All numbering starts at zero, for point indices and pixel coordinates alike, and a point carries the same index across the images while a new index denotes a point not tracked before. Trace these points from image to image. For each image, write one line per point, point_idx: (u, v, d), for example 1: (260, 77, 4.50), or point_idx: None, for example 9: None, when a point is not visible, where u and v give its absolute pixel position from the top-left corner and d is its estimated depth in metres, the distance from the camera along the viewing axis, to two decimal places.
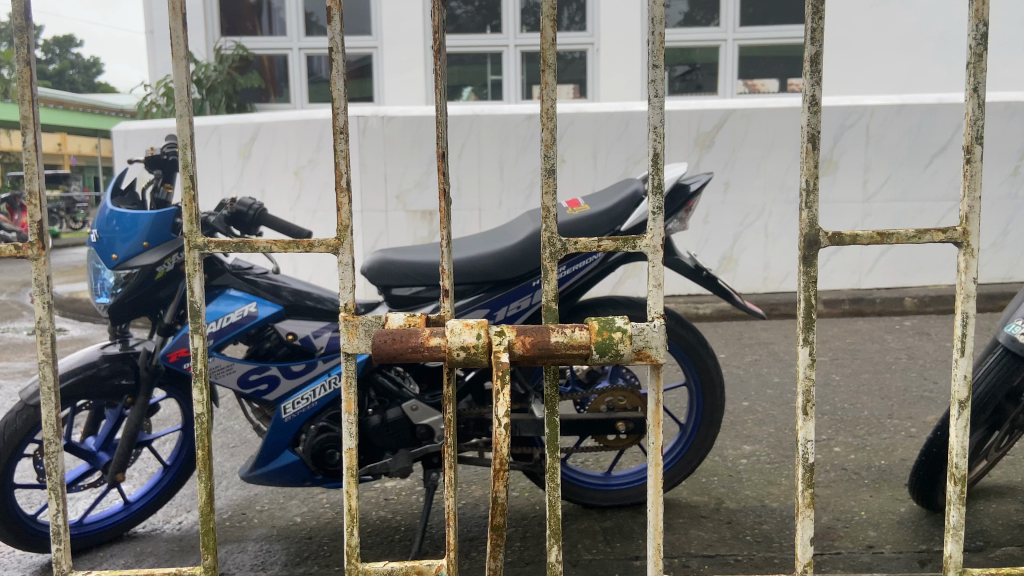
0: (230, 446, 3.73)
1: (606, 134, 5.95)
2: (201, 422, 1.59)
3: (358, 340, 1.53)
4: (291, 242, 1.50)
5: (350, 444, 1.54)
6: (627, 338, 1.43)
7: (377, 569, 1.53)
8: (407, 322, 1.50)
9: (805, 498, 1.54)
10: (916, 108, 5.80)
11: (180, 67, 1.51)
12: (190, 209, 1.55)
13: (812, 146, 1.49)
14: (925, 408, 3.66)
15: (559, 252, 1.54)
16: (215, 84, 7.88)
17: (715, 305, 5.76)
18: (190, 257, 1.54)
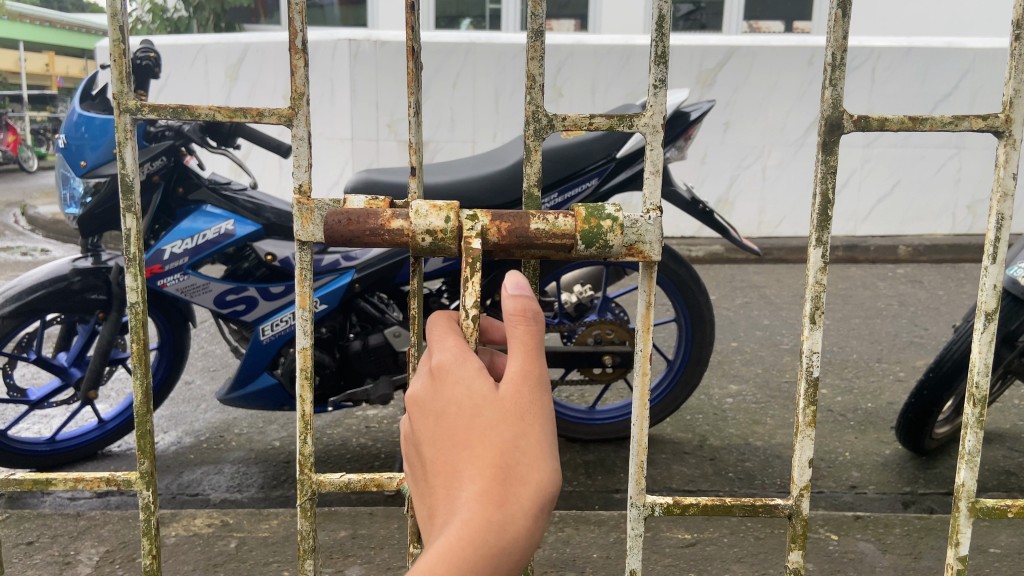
0: (212, 369, 3.68)
1: (606, 67, 5.77)
2: (136, 313, 1.27)
3: (315, 228, 1.19)
4: (237, 110, 1.21)
5: (303, 344, 1.27)
6: (620, 228, 1.05)
7: (332, 482, 1.27)
8: (368, 205, 1.12)
9: (806, 416, 1.29)
10: (923, 52, 5.64)
11: None
12: (120, 63, 1.19)
13: (841, 14, 1.18)
14: (914, 354, 3.63)
15: (545, 132, 1.24)
16: (202, 2, 7.58)
17: (708, 249, 5.69)
18: (119, 122, 1.21)
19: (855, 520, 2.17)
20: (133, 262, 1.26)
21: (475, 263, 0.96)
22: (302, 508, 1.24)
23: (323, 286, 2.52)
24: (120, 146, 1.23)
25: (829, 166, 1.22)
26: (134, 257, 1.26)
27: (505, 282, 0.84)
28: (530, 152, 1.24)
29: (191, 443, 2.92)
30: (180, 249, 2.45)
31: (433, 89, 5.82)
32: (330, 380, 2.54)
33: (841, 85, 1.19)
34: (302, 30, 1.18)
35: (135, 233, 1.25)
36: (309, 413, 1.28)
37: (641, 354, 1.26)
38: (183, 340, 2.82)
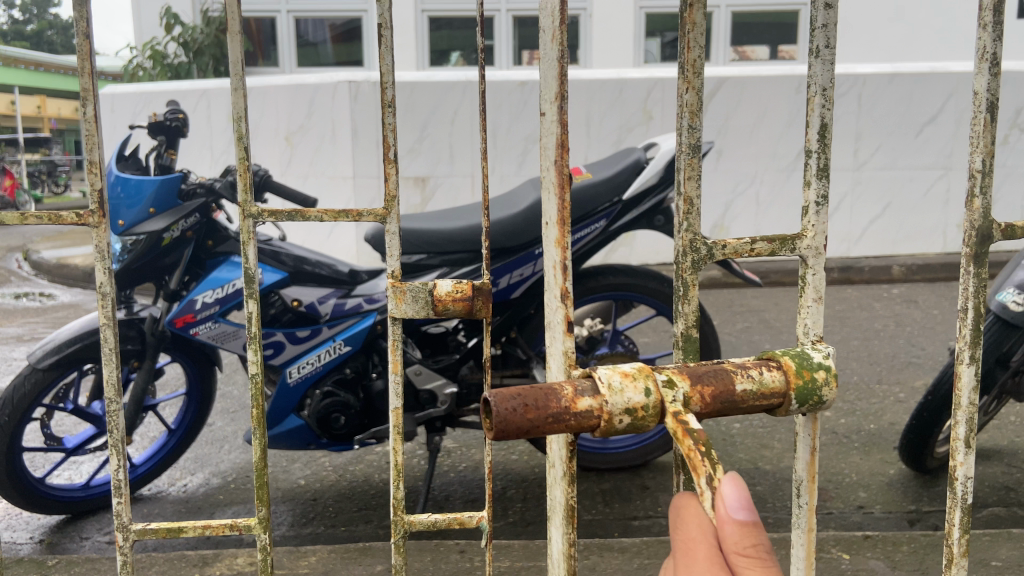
0: (231, 410, 3.77)
1: (600, 101, 5.94)
2: (256, 382, 1.37)
3: (407, 305, 1.36)
4: (342, 212, 1.36)
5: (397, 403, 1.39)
6: (833, 380, 0.92)
7: (421, 522, 1.39)
8: (454, 289, 1.37)
9: (960, 547, 1.24)
10: (907, 78, 5.83)
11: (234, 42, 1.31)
12: (245, 176, 1.28)
13: (990, 117, 1.14)
14: (912, 374, 3.75)
15: (702, 261, 1.13)
16: (202, 47, 7.77)
17: (706, 274, 5.81)
18: (244, 226, 1.28)
19: (866, 539, 2.27)
20: (254, 339, 1.35)
21: (711, 453, 0.74)
22: (397, 545, 1.34)
23: (346, 329, 2.63)
24: (244, 245, 1.30)
25: (982, 278, 1.18)
26: (256, 336, 1.35)
27: (734, 489, 0.69)
28: (687, 285, 1.13)
29: (219, 484, 3.01)
30: (211, 299, 2.55)
31: (432, 126, 5.97)
32: (355, 420, 2.61)
33: (991, 193, 1.18)
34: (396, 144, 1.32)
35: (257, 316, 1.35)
36: (401, 460, 1.41)
37: (806, 506, 1.20)
38: (211, 385, 2.91)
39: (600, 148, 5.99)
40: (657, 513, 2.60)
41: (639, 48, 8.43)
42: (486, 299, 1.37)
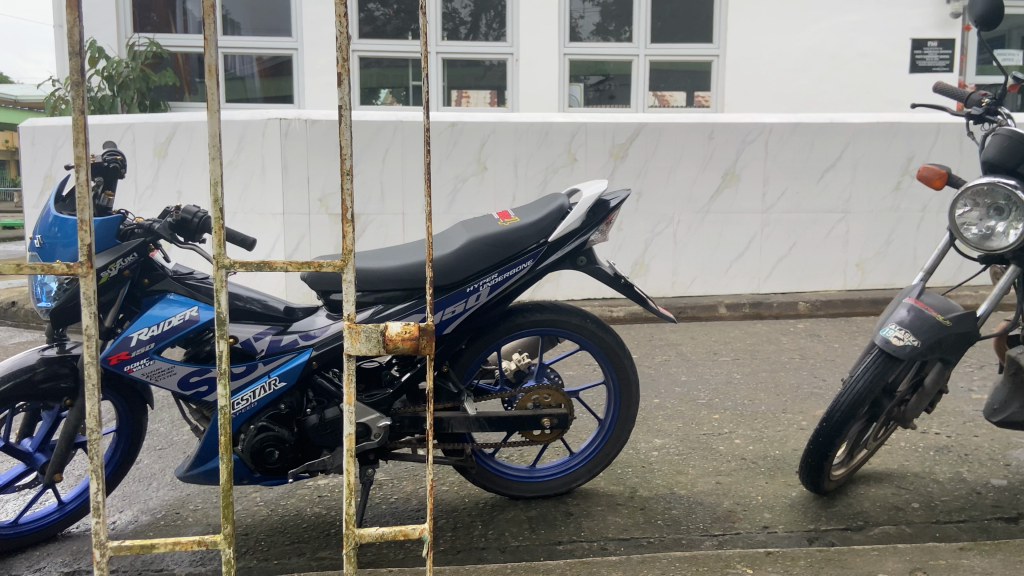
0: (158, 447, 3.76)
1: (526, 143, 6.17)
2: (225, 414, 1.65)
3: (362, 343, 1.65)
4: (304, 263, 1.59)
5: (351, 429, 1.70)
6: None
7: (371, 534, 1.66)
8: (403, 328, 1.68)
9: None
10: (809, 127, 6.28)
11: (215, 118, 1.52)
12: (219, 231, 1.55)
13: None
14: (814, 403, 4.04)
15: None
16: (127, 81, 7.70)
17: (628, 309, 6.06)
18: (217, 276, 1.56)
19: (767, 555, 2.48)
20: (223, 375, 1.63)
21: None
22: (348, 556, 1.63)
23: (282, 364, 2.69)
24: (217, 291, 1.59)
25: None
26: (224, 371, 1.63)
27: None
28: None
29: (148, 521, 3.02)
30: (146, 336, 2.62)
31: (362, 164, 6.09)
32: (289, 454, 2.69)
33: None
34: (353, 205, 1.58)
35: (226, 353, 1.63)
36: (353, 480, 1.68)
37: None
38: (141, 422, 2.94)
39: (526, 189, 6.23)
40: (580, 537, 2.75)
41: (564, 92, 8.77)
42: (429, 337, 1.69)
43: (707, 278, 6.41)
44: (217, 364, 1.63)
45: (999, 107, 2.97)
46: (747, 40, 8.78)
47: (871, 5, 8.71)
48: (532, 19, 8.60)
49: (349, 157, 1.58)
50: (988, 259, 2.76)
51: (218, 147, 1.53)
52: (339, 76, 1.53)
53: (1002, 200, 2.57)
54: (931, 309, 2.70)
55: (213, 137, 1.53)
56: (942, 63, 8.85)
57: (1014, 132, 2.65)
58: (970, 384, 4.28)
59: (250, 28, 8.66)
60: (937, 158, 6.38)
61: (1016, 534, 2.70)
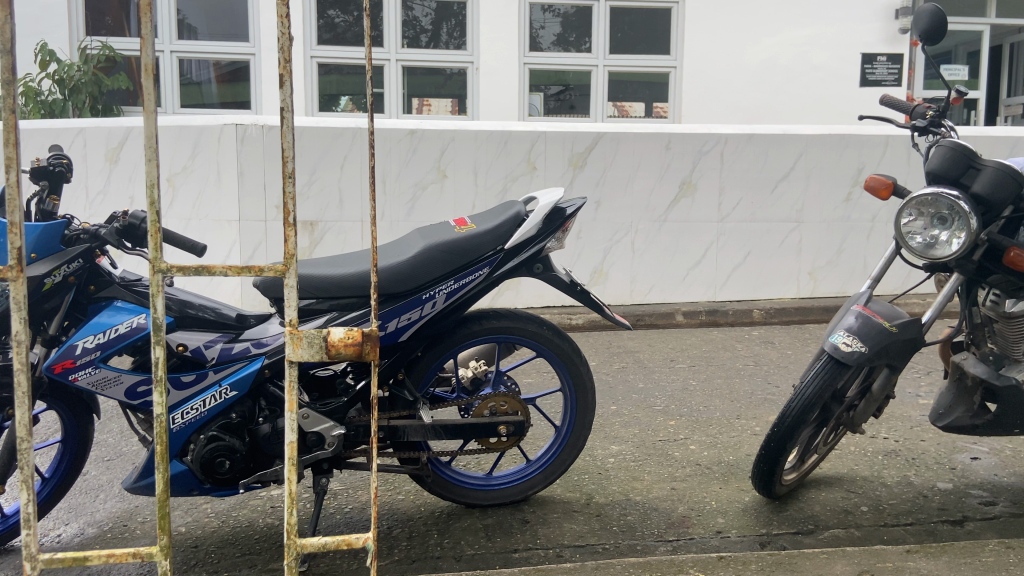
0: (106, 458, 3.66)
1: (486, 151, 6.18)
2: (160, 422, 1.62)
3: (303, 350, 1.63)
4: (244, 267, 1.56)
5: (292, 437, 1.67)
6: None
7: (313, 543, 1.64)
8: (345, 334, 1.67)
9: None
10: (763, 138, 6.40)
11: (151, 119, 1.49)
12: (155, 234, 1.52)
13: None
14: (767, 409, 4.10)
15: None
16: (78, 84, 7.53)
17: (586, 317, 6.09)
18: (154, 280, 1.53)
19: (719, 560, 2.51)
20: (159, 382, 1.60)
21: None
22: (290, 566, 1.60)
23: (233, 373, 2.65)
24: (154, 295, 1.56)
25: None
26: (160, 378, 1.60)
27: None
28: None
29: (95, 534, 2.95)
30: (91, 344, 2.55)
31: (321, 170, 6.03)
32: (240, 464, 2.64)
33: None
34: (295, 210, 1.57)
35: (162, 360, 1.60)
36: (294, 489, 1.66)
37: None
38: (89, 431, 2.86)
39: (485, 197, 6.23)
40: (536, 544, 2.75)
41: (524, 101, 8.80)
42: (372, 343, 1.68)
43: (664, 287, 6.47)
44: (153, 369, 1.60)
45: (942, 119, 3.06)
46: (704, 52, 8.92)
47: (822, 20, 8.95)
48: (492, 29, 8.62)
49: (291, 160, 1.56)
50: (932, 267, 2.84)
51: (155, 149, 1.51)
52: (281, 78, 1.51)
53: (945, 209, 2.65)
54: (878, 316, 2.76)
55: (150, 138, 1.50)
56: (891, 77, 9.10)
57: (956, 143, 2.73)
58: (917, 390, 4.39)
59: (207, 33, 8.55)
60: (886, 170, 6.54)
61: (960, 536, 2.77)
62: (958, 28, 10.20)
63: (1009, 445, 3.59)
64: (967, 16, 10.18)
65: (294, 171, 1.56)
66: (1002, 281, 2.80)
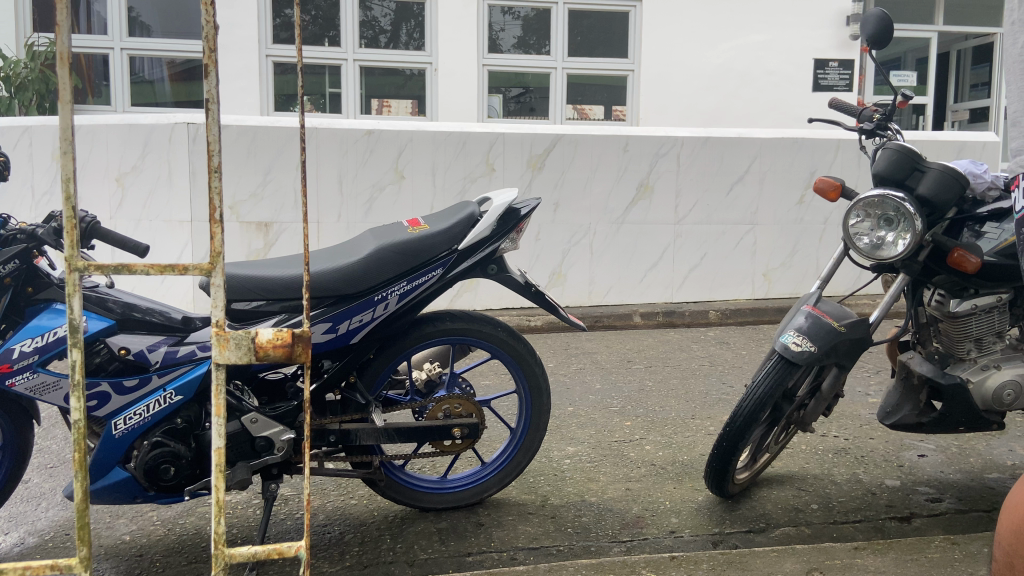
0: (49, 466, 3.55)
1: (444, 152, 6.15)
2: (78, 427, 1.56)
3: (230, 352, 1.60)
4: (167, 266, 1.51)
5: (218, 443, 1.63)
6: None
7: (241, 553, 1.59)
8: (274, 335, 1.63)
9: None
10: (718, 141, 6.47)
11: (67, 110, 1.44)
12: (72, 231, 1.47)
13: None
14: (722, 409, 4.13)
15: None
16: (25, 82, 7.31)
17: (545, 318, 6.09)
18: (70, 279, 1.48)
19: (671, 560, 2.52)
20: (77, 387, 1.54)
21: None
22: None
23: (177, 377, 2.57)
24: (70, 295, 1.50)
25: None
26: (78, 383, 1.54)
27: None
28: None
29: (35, 543, 2.85)
30: (29, 347, 2.46)
31: (276, 171, 5.95)
32: (185, 470, 2.56)
33: None
34: (220, 205, 1.53)
35: (80, 364, 1.54)
36: (222, 496, 1.62)
37: None
38: (27, 437, 2.76)
39: (444, 198, 6.19)
40: (490, 547, 2.73)
41: (483, 103, 8.78)
42: (303, 344, 1.65)
43: (622, 288, 6.50)
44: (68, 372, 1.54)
45: (889, 122, 3.12)
46: (661, 56, 8.99)
47: (775, 26, 9.10)
48: (451, 30, 8.58)
49: (218, 155, 1.53)
50: (880, 267, 2.88)
51: (71, 143, 1.46)
52: (206, 68, 1.48)
53: (891, 211, 2.70)
54: (827, 316, 2.79)
55: (65, 129, 1.45)
56: (843, 82, 9.29)
57: (902, 146, 2.78)
58: (867, 389, 4.47)
59: (160, 30, 8.38)
60: (838, 173, 6.66)
61: (907, 532, 2.82)
62: (907, 35, 10.45)
63: (955, 443, 3.67)
64: (915, 24, 10.43)
65: (220, 165, 1.53)
66: (946, 281, 2.85)
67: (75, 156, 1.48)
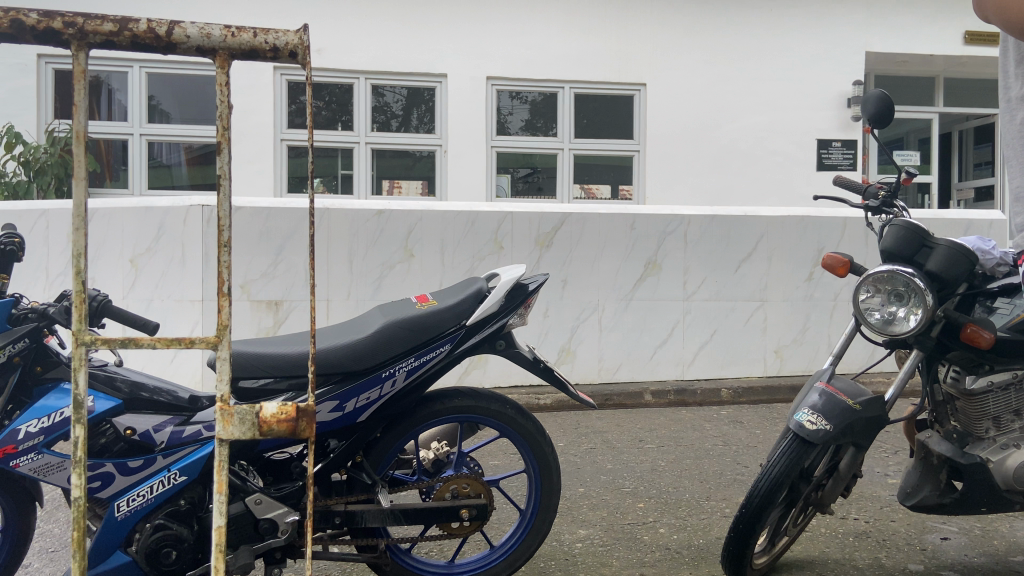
0: (49, 550, 3.47)
1: (453, 231, 6.22)
2: (78, 506, 1.53)
3: (234, 427, 1.58)
4: (173, 340, 1.51)
5: (220, 523, 1.59)
6: None
7: None
8: (278, 410, 1.62)
9: None
10: (725, 219, 6.54)
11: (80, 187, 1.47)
12: (80, 307, 1.47)
13: None
14: (737, 490, 4.03)
15: None
16: (44, 166, 7.49)
17: (555, 396, 6.03)
18: (76, 353, 1.48)
19: None
20: (78, 463, 1.52)
21: None
22: None
23: (183, 457, 2.54)
24: (75, 370, 1.50)
25: None
26: (80, 460, 1.52)
27: None
28: None
29: None
30: (35, 428, 2.44)
31: (288, 250, 6.02)
32: (187, 554, 2.49)
33: None
34: (229, 279, 1.54)
35: (82, 440, 1.52)
36: None
37: None
38: (29, 520, 2.71)
39: (453, 276, 6.23)
40: None
41: (491, 183, 8.95)
42: (307, 419, 1.64)
43: (632, 366, 6.44)
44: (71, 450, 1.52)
45: (894, 200, 3.14)
46: (667, 137, 9.17)
47: (777, 108, 9.32)
48: (461, 114, 8.79)
49: (228, 229, 1.55)
50: (892, 343, 2.85)
51: (84, 220, 1.48)
52: (219, 145, 1.52)
53: (901, 286, 2.69)
54: (841, 394, 2.75)
55: (78, 206, 1.47)
56: (846, 162, 9.45)
57: (908, 222, 2.81)
58: (886, 469, 4.35)
59: (179, 117, 8.63)
60: (845, 251, 6.69)
61: None
62: (908, 116, 10.66)
63: (979, 525, 3.55)
64: (916, 106, 10.66)
65: (231, 240, 1.55)
66: (961, 356, 2.81)
67: (87, 233, 1.50)
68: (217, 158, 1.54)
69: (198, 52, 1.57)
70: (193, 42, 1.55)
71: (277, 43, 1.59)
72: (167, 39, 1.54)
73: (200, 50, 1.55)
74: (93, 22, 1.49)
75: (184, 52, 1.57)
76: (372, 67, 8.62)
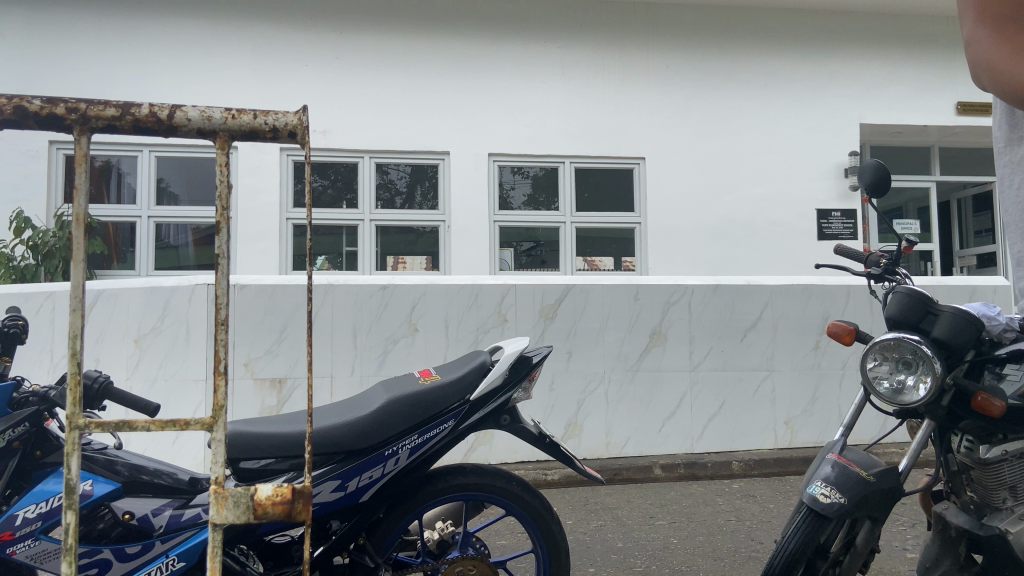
0: None
1: (457, 306, 6.24)
2: None
3: (228, 511, 1.55)
4: (167, 422, 1.49)
5: None
6: None
7: None
8: (274, 492, 1.58)
9: None
10: (728, 289, 6.57)
11: (78, 268, 1.48)
12: (75, 389, 1.46)
13: None
14: (752, 568, 3.92)
15: None
16: (52, 249, 7.58)
17: (562, 472, 5.93)
18: (69, 438, 1.46)
19: None
20: (69, 551, 1.48)
21: None
22: None
23: (182, 542, 2.49)
24: (68, 455, 1.47)
25: None
26: (70, 547, 1.48)
27: None
28: None
29: None
30: (33, 513, 2.40)
31: (292, 326, 6.03)
32: None
33: None
34: (225, 357, 1.54)
35: (73, 527, 1.49)
36: None
37: None
38: None
39: (457, 350, 6.21)
40: None
41: (495, 256, 9.01)
42: (303, 501, 1.60)
43: (640, 440, 6.33)
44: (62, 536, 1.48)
45: (896, 267, 3.15)
46: (669, 210, 9.27)
47: (776, 179, 9.46)
48: (464, 190, 8.93)
49: (225, 308, 1.55)
50: (903, 412, 2.80)
51: (81, 302, 1.49)
52: (218, 225, 1.53)
53: (909, 353, 2.66)
54: (854, 465, 2.69)
55: (76, 288, 1.48)
56: (847, 231, 9.52)
57: (911, 289, 2.81)
58: (904, 543, 4.24)
59: (187, 199, 8.78)
60: (851, 319, 6.67)
61: None
62: (906, 185, 10.81)
63: None
64: (914, 175, 10.81)
65: (228, 320, 1.55)
66: (973, 425, 2.75)
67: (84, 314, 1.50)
68: (216, 237, 1.56)
69: (199, 134, 1.61)
70: (194, 124, 1.59)
71: (277, 123, 1.64)
72: (169, 122, 1.57)
73: (201, 132, 1.59)
74: (96, 107, 1.53)
75: (185, 134, 1.60)
76: (376, 147, 8.79)
